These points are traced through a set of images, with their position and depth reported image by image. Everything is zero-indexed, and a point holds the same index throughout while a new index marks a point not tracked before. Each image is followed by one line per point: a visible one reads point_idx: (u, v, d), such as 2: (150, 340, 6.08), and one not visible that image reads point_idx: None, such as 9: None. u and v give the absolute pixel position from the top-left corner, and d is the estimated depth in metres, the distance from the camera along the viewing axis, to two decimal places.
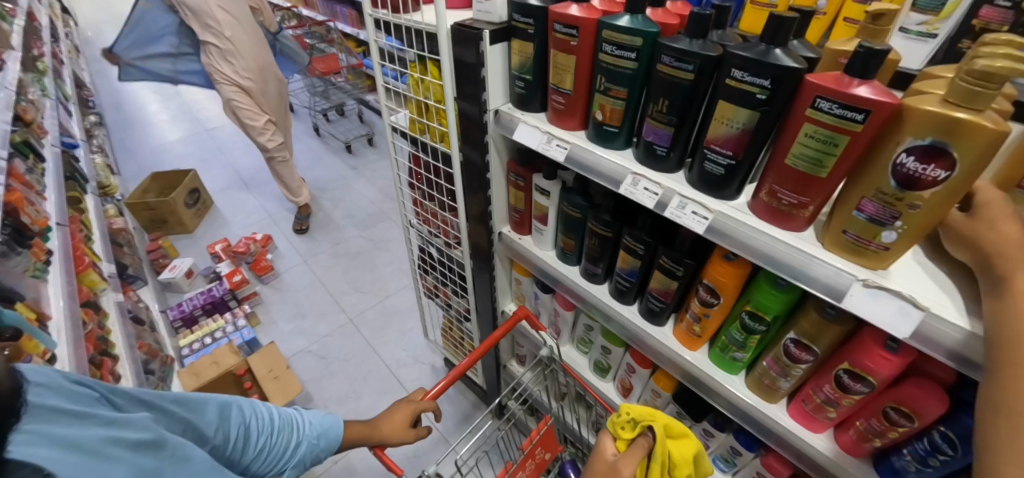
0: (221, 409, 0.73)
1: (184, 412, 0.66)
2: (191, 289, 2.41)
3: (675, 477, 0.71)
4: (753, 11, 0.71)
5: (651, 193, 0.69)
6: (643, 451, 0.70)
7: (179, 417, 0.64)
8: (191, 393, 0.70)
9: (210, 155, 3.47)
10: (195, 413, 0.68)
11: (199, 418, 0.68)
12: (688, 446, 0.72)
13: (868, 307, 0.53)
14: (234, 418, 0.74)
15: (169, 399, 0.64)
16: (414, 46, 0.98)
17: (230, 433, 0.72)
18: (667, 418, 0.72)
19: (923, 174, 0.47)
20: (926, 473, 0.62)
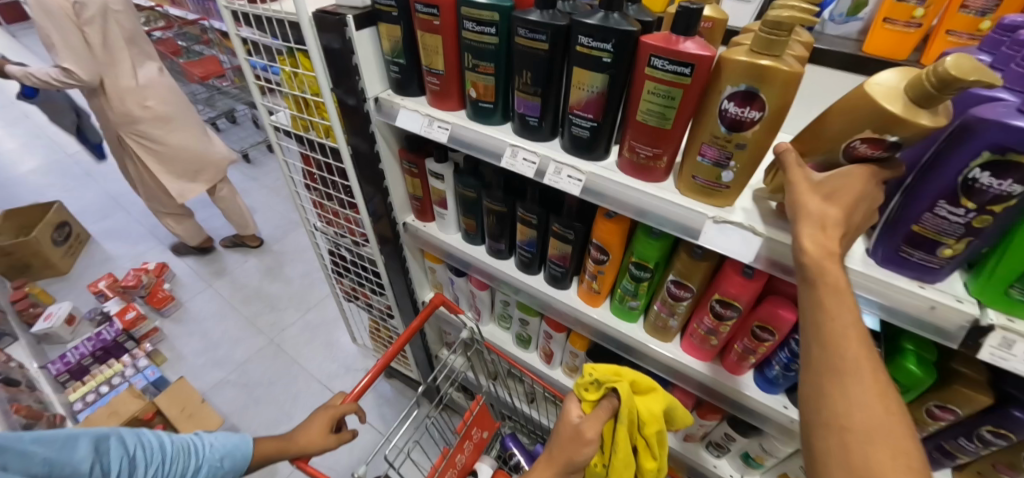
0: (96, 443, 0.66)
1: (47, 452, 0.59)
2: (76, 337, 2.12)
3: (644, 433, 0.69)
4: None
5: (530, 162, 0.72)
6: (610, 412, 0.66)
7: (38, 458, 0.58)
8: (55, 431, 0.63)
9: (76, 182, 2.99)
10: (62, 453, 0.61)
11: (65, 456, 0.61)
12: (654, 400, 0.71)
13: (719, 239, 0.60)
14: (116, 451, 0.67)
15: (25, 440, 0.59)
16: (280, 38, 0.91)
17: (110, 469, 0.65)
18: (633, 375, 0.70)
19: (743, 117, 0.53)
20: (790, 375, 0.75)
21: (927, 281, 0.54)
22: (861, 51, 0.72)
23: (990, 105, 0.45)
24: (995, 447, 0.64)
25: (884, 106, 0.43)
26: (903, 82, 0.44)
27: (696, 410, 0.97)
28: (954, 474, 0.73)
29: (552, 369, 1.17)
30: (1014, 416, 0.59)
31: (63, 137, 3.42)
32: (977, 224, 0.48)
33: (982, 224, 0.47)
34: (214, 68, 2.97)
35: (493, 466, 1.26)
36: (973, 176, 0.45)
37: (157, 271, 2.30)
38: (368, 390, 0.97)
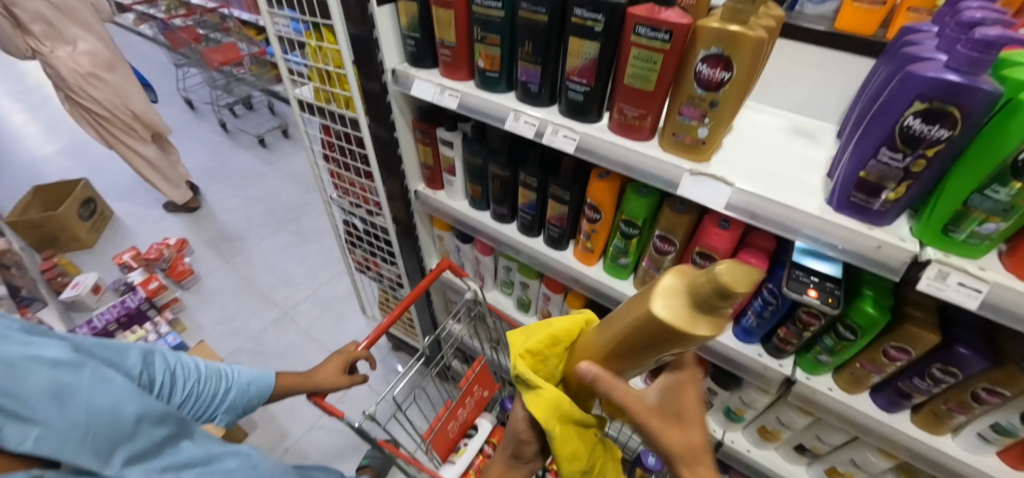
0: (143, 354, 0.74)
1: (106, 352, 0.68)
2: (102, 305, 2.24)
3: None
4: None
5: (530, 125, 0.80)
6: None
7: (101, 355, 0.67)
8: (112, 338, 0.72)
9: (99, 162, 3.12)
10: (118, 356, 0.70)
11: (121, 359, 0.70)
12: None
13: (694, 190, 0.68)
14: (158, 364, 0.76)
15: (87, 340, 0.67)
16: (308, 15, 1.00)
17: (155, 376, 0.74)
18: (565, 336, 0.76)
19: (716, 78, 0.61)
20: (763, 322, 0.82)
21: (876, 224, 0.62)
22: (834, 28, 0.79)
23: (925, 64, 0.53)
24: (945, 385, 0.71)
25: (676, 326, 0.33)
26: (680, 286, 0.34)
27: None
28: (913, 416, 0.81)
29: None
30: (957, 352, 0.67)
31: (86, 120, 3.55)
32: (915, 168, 0.55)
33: (919, 168, 0.55)
34: (233, 54, 3.08)
35: (493, 423, 1.33)
36: (909, 124, 0.53)
37: (178, 246, 2.41)
38: (377, 342, 1.05)
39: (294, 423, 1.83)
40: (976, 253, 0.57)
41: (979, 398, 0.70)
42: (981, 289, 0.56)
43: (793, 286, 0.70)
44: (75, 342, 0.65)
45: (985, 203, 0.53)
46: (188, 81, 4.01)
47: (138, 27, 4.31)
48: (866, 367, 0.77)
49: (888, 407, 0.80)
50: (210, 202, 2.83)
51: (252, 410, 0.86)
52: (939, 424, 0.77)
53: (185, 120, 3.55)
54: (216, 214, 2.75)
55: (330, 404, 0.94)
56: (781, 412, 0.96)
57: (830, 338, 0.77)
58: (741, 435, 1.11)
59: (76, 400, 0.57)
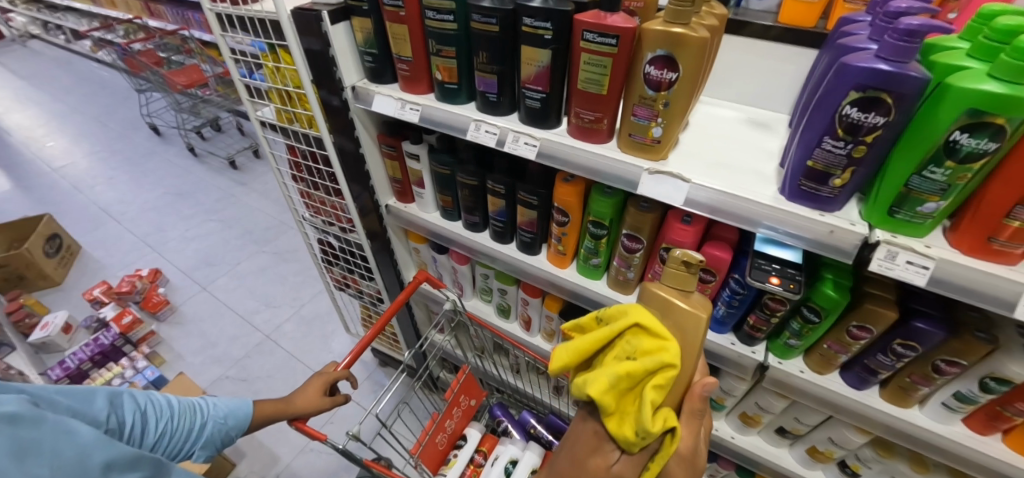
0: (110, 397, 0.70)
1: (69, 400, 0.64)
2: (75, 344, 2.15)
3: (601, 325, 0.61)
4: None
5: (491, 134, 0.81)
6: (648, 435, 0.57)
7: (62, 404, 0.63)
8: (73, 385, 0.68)
9: (62, 195, 3.00)
10: (83, 403, 0.66)
11: (86, 405, 0.66)
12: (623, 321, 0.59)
13: (652, 188, 0.69)
14: (127, 407, 0.73)
15: (48, 390, 0.64)
16: (263, 36, 1.00)
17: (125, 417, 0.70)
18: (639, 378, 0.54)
19: (664, 79, 0.63)
20: (733, 311, 0.84)
21: (827, 211, 0.64)
22: (777, 22, 0.82)
23: (858, 54, 0.55)
24: (908, 359, 0.74)
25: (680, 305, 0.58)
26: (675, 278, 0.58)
27: None
28: (881, 391, 0.84)
29: (532, 335, 1.26)
30: (916, 326, 0.70)
31: (44, 151, 3.41)
32: (857, 154, 0.58)
33: (861, 154, 0.57)
34: (196, 76, 3.01)
35: (482, 431, 1.32)
36: (847, 113, 0.55)
37: (151, 276, 2.35)
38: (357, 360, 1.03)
39: (284, 449, 1.79)
40: (921, 232, 0.60)
41: (940, 369, 0.73)
42: (927, 266, 0.59)
43: (755, 275, 0.72)
44: (32, 393, 0.61)
45: (924, 184, 0.56)
46: (152, 106, 3.91)
47: (95, 53, 4.19)
48: (833, 347, 0.79)
49: (858, 385, 0.83)
50: (182, 229, 2.75)
51: (232, 442, 0.83)
52: (907, 396, 0.80)
53: (152, 147, 3.46)
54: (189, 241, 2.69)
55: (311, 428, 0.92)
56: (759, 397, 0.98)
57: (797, 322, 0.79)
58: (725, 422, 1.13)
59: (38, 455, 0.53)
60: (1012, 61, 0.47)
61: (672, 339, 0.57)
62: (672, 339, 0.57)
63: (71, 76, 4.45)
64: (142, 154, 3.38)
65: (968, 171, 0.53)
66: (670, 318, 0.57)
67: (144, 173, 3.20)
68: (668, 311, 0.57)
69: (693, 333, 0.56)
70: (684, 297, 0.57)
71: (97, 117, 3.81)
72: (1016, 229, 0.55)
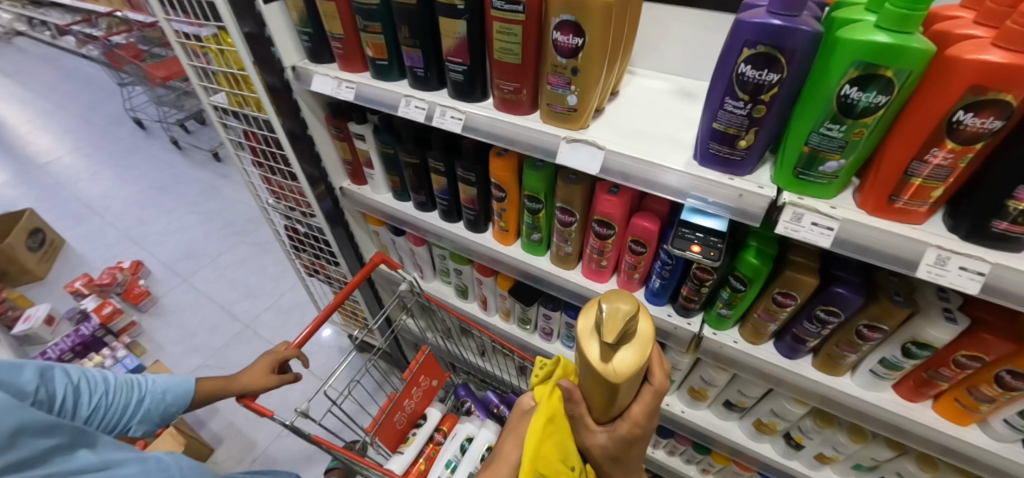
0: (40, 371, 0.71)
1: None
2: (58, 336, 2.18)
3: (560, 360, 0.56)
4: None
5: (420, 109, 0.81)
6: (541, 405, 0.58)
7: None
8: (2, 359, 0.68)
9: (48, 191, 3.02)
10: (9, 375, 0.66)
11: (14, 377, 0.67)
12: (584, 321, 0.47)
13: (570, 157, 0.70)
14: (59, 380, 0.74)
15: None
16: (204, 19, 0.99)
17: (56, 391, 0.72)
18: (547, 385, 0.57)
19: (571, 45, 0.63)
20: (666, 283, 0.84)
21: (737, 175, 0.64)
22: None
23: (754, 11, 0.54)
24: (832, 325, 0.75)
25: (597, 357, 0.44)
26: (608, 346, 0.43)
27: None
28: (814, 360, 0.84)
29: (490, 315, 1.27)
30: (835, 291, 0.70)
31: (30, 148, 3.42)
32: (757, 114, 0.57)
33: (761, 114, 0.57)
34: (176, 68, 3.01)
35: (443, 410, 1.34)
36: (743, 71, 0.55)
37: (133, 269, 2.37)
38: (310, 339, 1.04)
39: (261, 435, 1.82)
40: (827, 193, 0.60)
41: (863, 336, 0.74)
42: (832, 227, 0.59)
43: (678, 243, 0.72)
44: None
45: (824, 142, 0.56)
46: (136, 101, 3.90)
47: (79, 49, 4.18)
48: (762, 316, 0.80)
49: (790, 354, 0.84)
50: (165, 222, 2.77)
51: (172, 416, 0.85)
52: (836, 365, 0.81)
53: (136, 142, 3.47)
54: (172, 233, 2.70)
55: (258, 404, 0.93)
56: (703, 370, 0.99)
57: (726, 292, 0.80)
58: (677, 398, 1.14)
59: None
60: (896, 9, 0.47)
61: (594, 385, 0.46)
62: (592, 379, 0.46)
63: (57, 73, 4.44)
64: (127, 149, 3.39)
65: (863, 127, 0.53)
66: (591, 369, 0.44)
67: (128, 168, 3.21)
68: (588, 363, 0.44)
69: (614, 390, 0.44)
70: (610, 347, 0.43)
71: (82, 113, 3.81)
72: (918, 186, 0.54)
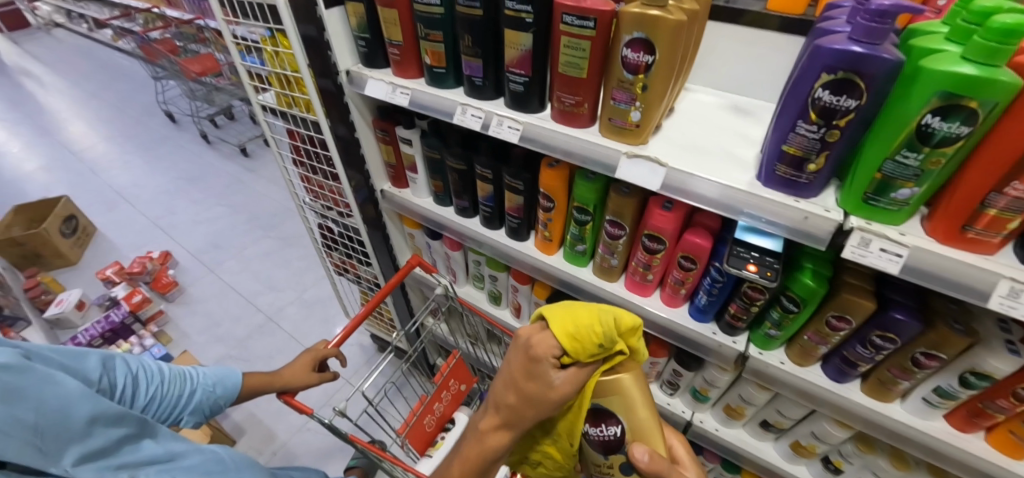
0: (103, 360, 0.74)
1: (62, 359, 0.68)
2: (88, 321, 2.23)
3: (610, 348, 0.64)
4: None
5: (476, 117, 0.82)
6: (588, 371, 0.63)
7: (55, 361, 0.66)
8: (69, 346, 0.71)
9: (81, 178, 3.09)
10: (76, 362, 0.69)
11: (79, 365, 0.69)
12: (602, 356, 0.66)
13: (631, 172, 0.70)
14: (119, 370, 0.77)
15: (43, 348, 0.67)
16: (262, 21, 1.01)
17: (116, 379, 0.74)
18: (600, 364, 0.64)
19: (640, 62, 0.63)
20: (714, 300, 0.84)
21: (802, 197, 0.64)
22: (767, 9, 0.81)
23: (831, 36, 0.54)
24: (887, 351, 0.74)
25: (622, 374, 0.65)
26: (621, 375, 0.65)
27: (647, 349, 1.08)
28: (863, 385, 0.84)
29: (522, 322, 1.28)
30: (894, 317, 0.69)
31: (65, 135, 3.51)
32: (830, 139, 0.57)
33: (834, 138, 0.57)
34: (210, 64, 3.08)
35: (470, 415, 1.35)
36: (819, 96, 0.55)
37: (162, 258, 2.41)
38: (348, 338, 1.05)
39: (282, 427, 1.84)
40: (896, 219, 0.60)
41: (919, 363, 0.73)
42: (901, 254, 0.58)
43: (733, 262, 0.72)
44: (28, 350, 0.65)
45: (898, 170, 0.55)
46: (168, 93, 3.99)
47: (116, 42, 4.30)
48: (812, 338, 0.79)
49: (838, 377, 0.83)
50: (192, 213, 2.82)
51: (221, 409, 0.87)
52: (887, 391, 0.80)
53: (166, 134, 3.54)
54: (199, 224, 2.75)
55: (299, 402, 0.94)
56: (742, 389, 0.98)
57: (777, 312, 0.79)
58: (710, 415, 1.13)
59: (24, 401, 0.58)
60: (984, 41, 0.47)
61: (633, 407, 0.65)
62: (637, 408, 0.66)
63: (93, 64, 4.58)
64: (157, 140, 3.47)
65: (941, 156, 0.53)
66: (625, 393, 0.65)
67: (159, 158, 3.28)
68: (619, 387, 0.65)
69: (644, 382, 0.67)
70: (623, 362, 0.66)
71: (116, 103, 3.91)
72: (992, 217, 0.54)
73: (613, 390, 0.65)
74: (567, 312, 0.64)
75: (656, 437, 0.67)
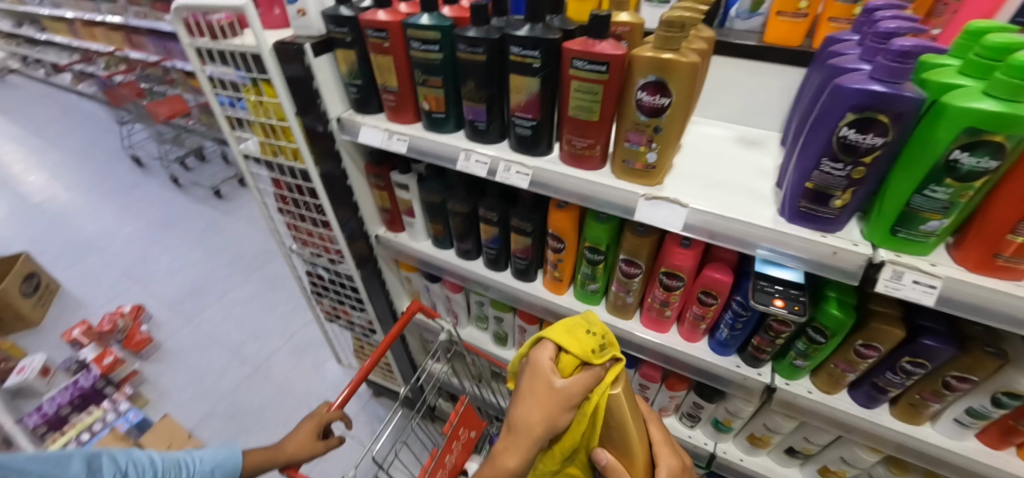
0: (88, 461, 0.68)
1: (41, 469, 0.62)
2: (54, 388, 2.05)
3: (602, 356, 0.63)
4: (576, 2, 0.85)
5: (482, 163, 0.79)
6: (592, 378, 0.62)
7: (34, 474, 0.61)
8: (50, 451, 0.66)
9: (42, 231, 2.91)
10: (58, 470, 0.64)
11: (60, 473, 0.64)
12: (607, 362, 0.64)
13: (650, 214, 0.68)
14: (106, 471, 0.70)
15: (20, 460, 0.61)
16: (244, 71, 0.97)
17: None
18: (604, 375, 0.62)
19: (655, 104, 0.62)
20: (736, 333, 0.82)
21: (828, 231, 0.63)
22: (763, 42, 0.82)
23: (851, 75, 0.54)
24: (918, 376, 0.73)
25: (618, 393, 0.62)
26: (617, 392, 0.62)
27: (665, 383, 1.05)
28: (891, 408, 0.82)
29: None
30: (924, 343, 0.69)
31: (23, 186, 3.32)
32: (855, 176, 0.57)
33: (860, 175, 0.56)
34: (180, 106, 2.98)
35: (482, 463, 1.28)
36: (844, 134, 0.54)
37: (134, 314, 2.25)
38: (352, 397, 0.98)
39: None
40: (926, 250, 0.59)
41: (951, 386, 0.72)
42: (935, 285, 0.57)
43: (760, 298, 0.69)
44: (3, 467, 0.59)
45: (926, 204, 0.55)
46: (134, 137, 3.85)
47: (77, 87, 4.14)
48: (840, 366, 0.78)
49: (868, 403, 0.81)
50: (166, 261, 2.67)
51: None
52: (917, 414, 0.79)
53: (133, 179, 3.39)
54: (173, 273, 2.60)
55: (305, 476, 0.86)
56: (767, 418, 0.96)
57: (802, 343, 0.78)
58: (733, 444, 1.11)
59: None
60: (1007, 78, 0.47)
61: (612, 425, 0.64)
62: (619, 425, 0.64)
63: (51, 110, 4.38)
64: (124, 186, 3.31)
65: (970, 190, 0.52)
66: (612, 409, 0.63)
67: (127, 205, 3.13)
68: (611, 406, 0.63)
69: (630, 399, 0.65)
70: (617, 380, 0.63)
71: (78, 150, 3.74)
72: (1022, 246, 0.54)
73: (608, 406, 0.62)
74: (565, 329, 0.65)
75: (632, 454, 0.65)
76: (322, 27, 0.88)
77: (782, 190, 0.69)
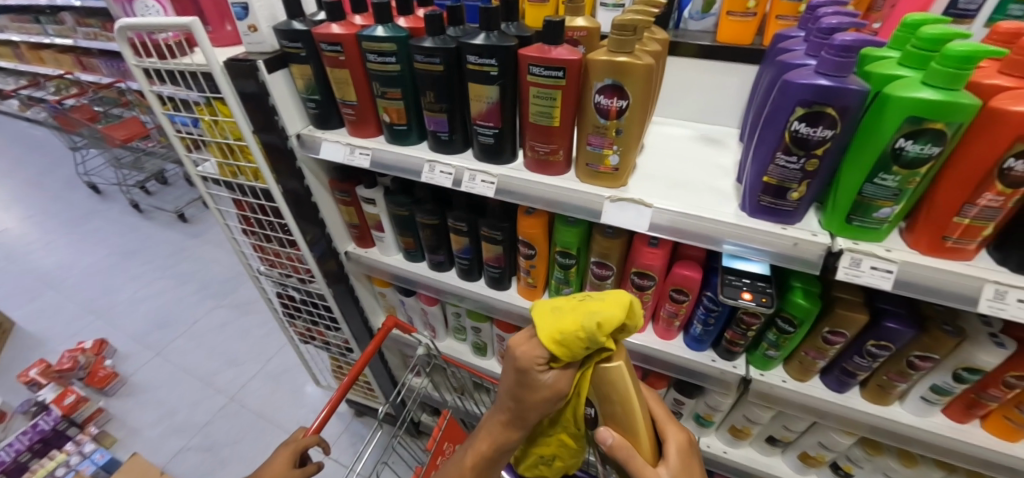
0: None
1: None
2: (10, 434, 1.92)
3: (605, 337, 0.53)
4: (534, 9, 0.86)
5: (446, 174, 0.78)
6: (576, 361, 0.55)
7: None
8: None
9: None
10: None
11: None
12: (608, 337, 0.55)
13: (616, 216, 0.68)
14: None
15: None
16: (196, 90, 0.93)
17: None
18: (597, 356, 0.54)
19: (613, 107, 0.62)
20: (710, 328, 0.83)
21: (788, 223, 0.64)
22: (717, 42, 0.85)
23: (798, 71, 0.55)
24: (883, 358, 0.75)
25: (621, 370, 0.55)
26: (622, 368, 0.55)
27: (646, 381, 1.05)
28: (862, 391, 0.85)
29: None
30: (887, 326, 0.71)
31: None
32: (809, 168, 0.58)
33: (814, 167, 0.58)
34: (137, 128, 2.87)
35: None
36: (795, 128, 0.55)
37: (96, 348, 2.13)
38: (330, 420, 0.95)
39: None
40: (879, 236, 0.61)
41: (915, 365, 0.74)
42: (891, 270, 0.59)
43: (727, 292, 0.70)
44: None
45: (877, 192, 0.56)
46: (90, 163, 3.68)
47: (24, 113, 3.95)
48: (811, 354, 0.80)
49: (839, 388, 0.83)
50: (130, 291, 2.56)
51: None
52: (886, 394, 0.81)
53: (91, 207, 3.24)
54: (138, 303, 2.49)
55: None
56: (746, 410, 0.98)
57: (773, 334, 0.79)
58: (716, 437, 1.12)
59: None
60: (943, 68, 0.48)
61: (612, 399, 0.57)
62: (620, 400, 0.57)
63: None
64: (82, 214, 3.16)
65: (916, 176, 0.54)
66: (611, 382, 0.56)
67: (84, 235, 2.98)
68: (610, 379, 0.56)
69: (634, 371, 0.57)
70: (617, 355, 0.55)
71: (28, 179, 3.55)
72: (967, 227, 0.56)
73: (598, 378, 0.56)
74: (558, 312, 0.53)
75: (635, 431, 0.59)
76: (276, 42, 0.86)
77: (742, 185, 0.70)
